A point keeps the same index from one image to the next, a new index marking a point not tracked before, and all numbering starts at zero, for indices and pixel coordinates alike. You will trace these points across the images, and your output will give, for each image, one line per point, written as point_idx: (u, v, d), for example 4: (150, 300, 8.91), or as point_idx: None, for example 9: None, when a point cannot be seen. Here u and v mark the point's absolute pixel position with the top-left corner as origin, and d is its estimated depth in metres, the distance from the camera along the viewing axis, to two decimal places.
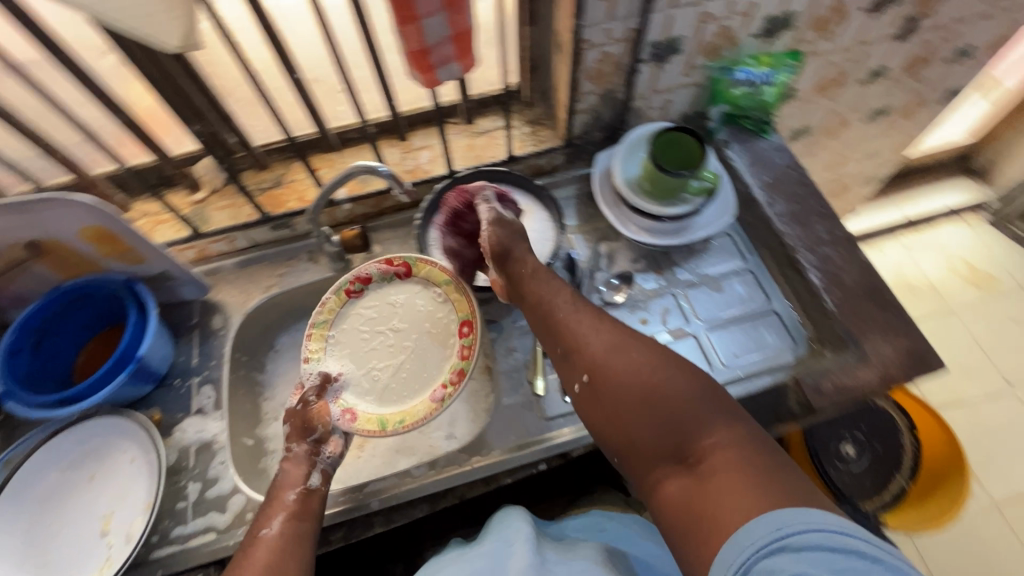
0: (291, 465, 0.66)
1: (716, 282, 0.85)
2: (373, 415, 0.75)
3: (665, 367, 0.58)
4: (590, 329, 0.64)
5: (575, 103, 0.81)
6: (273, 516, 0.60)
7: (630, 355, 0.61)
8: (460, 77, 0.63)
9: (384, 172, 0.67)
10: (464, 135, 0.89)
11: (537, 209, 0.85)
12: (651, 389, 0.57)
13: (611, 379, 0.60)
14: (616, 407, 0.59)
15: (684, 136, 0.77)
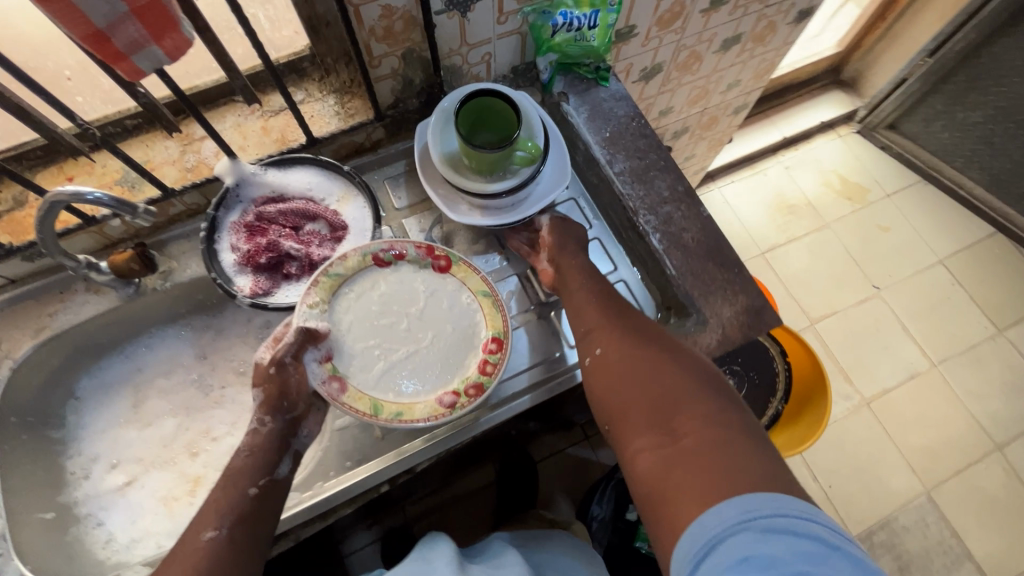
0: (255, 451, 0.62)
1: None
2: (366, 394, 0.65)
3: (683, 351, 0.63)
4: (607, 317, 0.68)
5: (373, 69, 0.69)
6: (221, 515, 0.57)
7: (637, 340, 0.65)
8: (177, 60, 0.49)
9: (94, 200, 0.50)
10: (256, 118, 0.75)
11: (352, 197, 0.73)
12: (653, 369, 0.61)
13: (616, 361, 0.64)
14: (616, 382, 0.63)
15: (498, 102, 0.69)
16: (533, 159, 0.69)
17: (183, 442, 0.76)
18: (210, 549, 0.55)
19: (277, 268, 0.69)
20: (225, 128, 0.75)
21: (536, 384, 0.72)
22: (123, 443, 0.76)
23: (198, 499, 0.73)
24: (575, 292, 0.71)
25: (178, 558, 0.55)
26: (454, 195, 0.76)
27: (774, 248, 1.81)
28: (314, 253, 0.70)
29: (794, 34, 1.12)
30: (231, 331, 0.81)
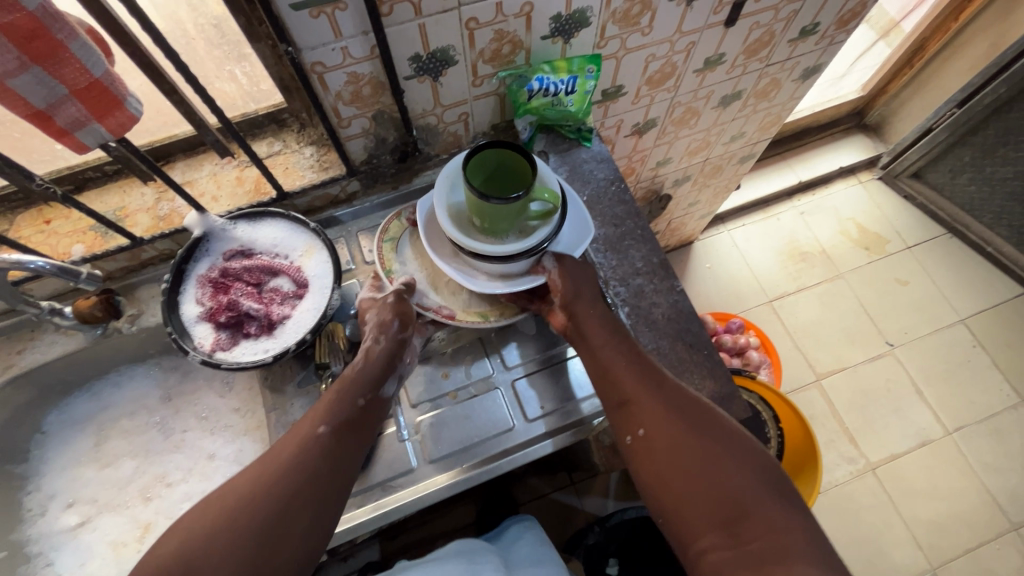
0: (366, 365, 0.65)
1: (530, 322, 0.77)
2: (471, 309, 0.72)
3: (728, 431, 0.59)
4: (642, 382, 0.62)
5: (342, 129, 0.69)
6: (331, 413, 0.61)
7: (680, 415, 0.60)
8: (126, 134, 0.50)
9: (32, 265, 0.57)
10: (232, 168, 0.76)
11: (317, 253, 0.72)
12: (707, 457, 0.56)
13: (662, 441, 0.59)
14: (664, 467, 0.58)
15: (510, 153, 0.62)
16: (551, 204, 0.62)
17: (139, 486, 0.77)
18: (319, 444, 0.59)
19: (239, 325, 0.68)
20: (201, 177, 0.75)
21: (556, 429, 0.71)
22: (83, 482, 0.77)
23: (146, 546, 0.73)
24: (606, 350, 0.65)
25: (288, 443, 0.59)
26: (473, 271, 0.70)
27: (783, 296, 1.75)
28: (274, 311, 0.69)
29: (802, 90, 1.08)
30: (197, 375, 0.82)
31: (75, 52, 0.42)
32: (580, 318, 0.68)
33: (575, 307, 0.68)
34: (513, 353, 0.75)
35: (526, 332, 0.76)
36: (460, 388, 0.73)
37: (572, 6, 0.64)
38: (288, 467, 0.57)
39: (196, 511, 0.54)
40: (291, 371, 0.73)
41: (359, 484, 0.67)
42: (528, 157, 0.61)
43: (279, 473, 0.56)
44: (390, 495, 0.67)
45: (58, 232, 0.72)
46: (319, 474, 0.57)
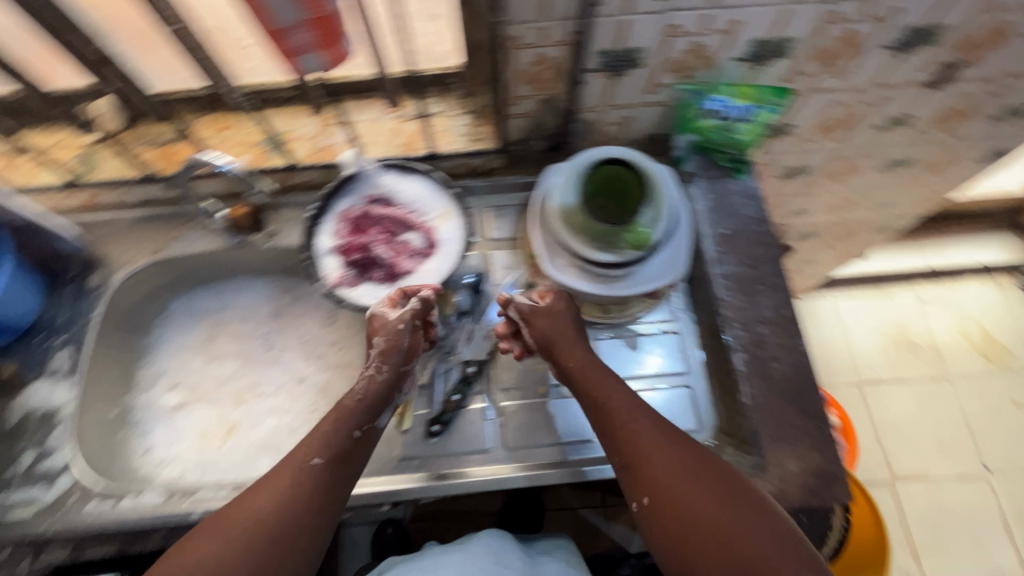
0: (371, 389, 0.62)
1: (632, 340, 0.75)
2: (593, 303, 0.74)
3: (739, 489, 0.53)
4: (649, 438, 0.57)
5: (509, 106, 0.69)
6: (321, 445, 0.56)
7: (689, 478, 0.54)
8: (336, 68, 0.53)
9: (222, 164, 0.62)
10: (391, 117, 0.78)
11: (451, 219, 0.73)
12: (720, 526, 0.50)
13: (673, 509, 0.53)
14: (675, 538, 0.52)
15: (629, 176, 0.65)
16: (648, 241, 0.65)
17: (234, 388, 0.82)
18: (307, 475, 0.54)
19: (366, 268, 0.71)
20: (361, 120, 0.78)
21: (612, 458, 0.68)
22: (188, 370, 0.83)
23: (228, 445, 0.78)
24: (615, 397, 0.61)
25: (277, 477, 0.54)
26: (549, 245, 0.70)
27: (874, 382, 1.62)
28: (400, 264, 0.71)
29: (979, 172, 0.98)
30: (307, 301, 0.86)
31: None
32: (586, 356, 0.66)
33: (562, 346, 0.66)
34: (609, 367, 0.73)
35: (626, 351, 0.75)
36: (550, 387, 0.72)
37: (780, 33, 0.61)
38: (269, 506, 0.52)
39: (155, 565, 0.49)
40: None
41: (434, 448, 0.68)
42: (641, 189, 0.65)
43: (271, 512, 0.52)
44: (457, 469, 0.67)
45: (229, 140, 0.77)
46: (316, 503, 0.54)
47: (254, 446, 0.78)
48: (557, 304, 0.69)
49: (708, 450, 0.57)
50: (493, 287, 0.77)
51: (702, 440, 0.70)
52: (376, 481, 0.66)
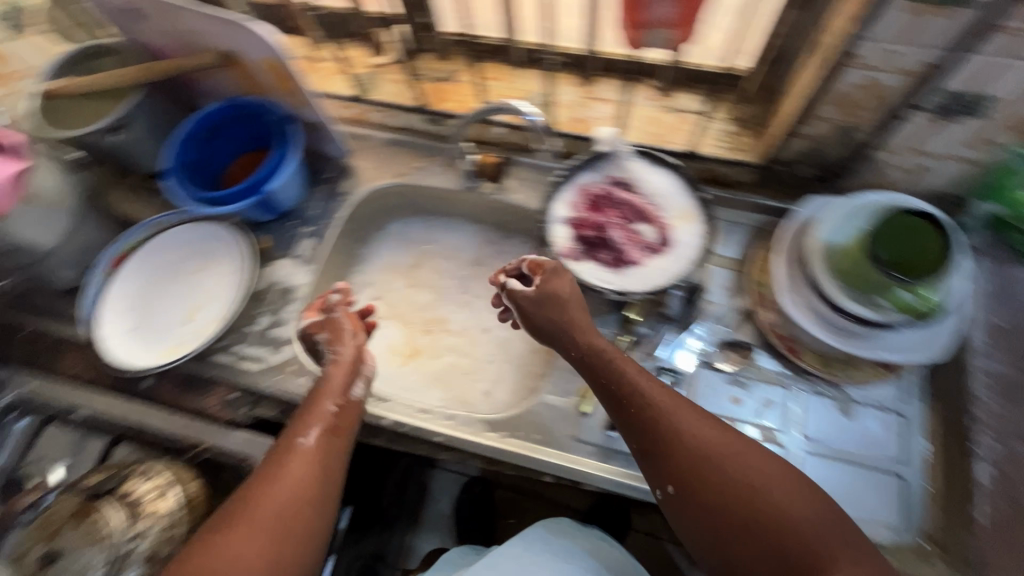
0: (335, 372, 0.63)
1: (847, 405, 0.67)
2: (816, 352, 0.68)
3: (762, 464, 0.51)
4: (671, 425, 0.54)
5: (799, 124, 0.65)
6: (310, 424, 0.58)
7: (721, 468, 0.51)
8: (671, 49, 0.52)
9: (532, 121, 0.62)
10: (655, 105, 0.77)
11: (693, 223, 0.70)
12: (763, 512, 0.48)
13: (706, 499, 0.51)
14: (714, 527, 0.50)
15: (931, 239, 0.57)
16: (923, 316, 0.57)
17: (425, 317, 0.87)
18: (302, 455, 0.55)
19: (594, 247, 0.71)
20: (622, 101, 0.78)
21: None
22: (391, 287, 0.90)
23: (409, 366, 0.84)
24: (627, 380, 0.58)
25: (274, 462, 0.55)
26: (792, 279, 0.67)
27: None
28: (631, 253, 0.69)
29: None
30: (508, 258, 0.89)
31: None
32: (548, 326, 0.64)
33: (565, 331, 0.63)
34: (814, 425, 0.66)
35: (837, 414, 0.67)
36: (742, 422, 0.67)
37: None
38: (281, 499, 0.52)
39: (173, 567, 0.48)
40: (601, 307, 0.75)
41: (610, 441, 0.67)
42: (943, 260, 0.56)
43: (270, 505, 0.51)
44: (635, 472, 0.65)
45: (494, 90, 0.81)
46: (308, 476, 0.54)
47: (430, 376, 0.83)
48: (560, 288, 0.64)
49: (724, 425, 0.55)
50: (708, 302, 0.73)
51: (904, 539, 0.62)
52: (547, 452, 0.68)
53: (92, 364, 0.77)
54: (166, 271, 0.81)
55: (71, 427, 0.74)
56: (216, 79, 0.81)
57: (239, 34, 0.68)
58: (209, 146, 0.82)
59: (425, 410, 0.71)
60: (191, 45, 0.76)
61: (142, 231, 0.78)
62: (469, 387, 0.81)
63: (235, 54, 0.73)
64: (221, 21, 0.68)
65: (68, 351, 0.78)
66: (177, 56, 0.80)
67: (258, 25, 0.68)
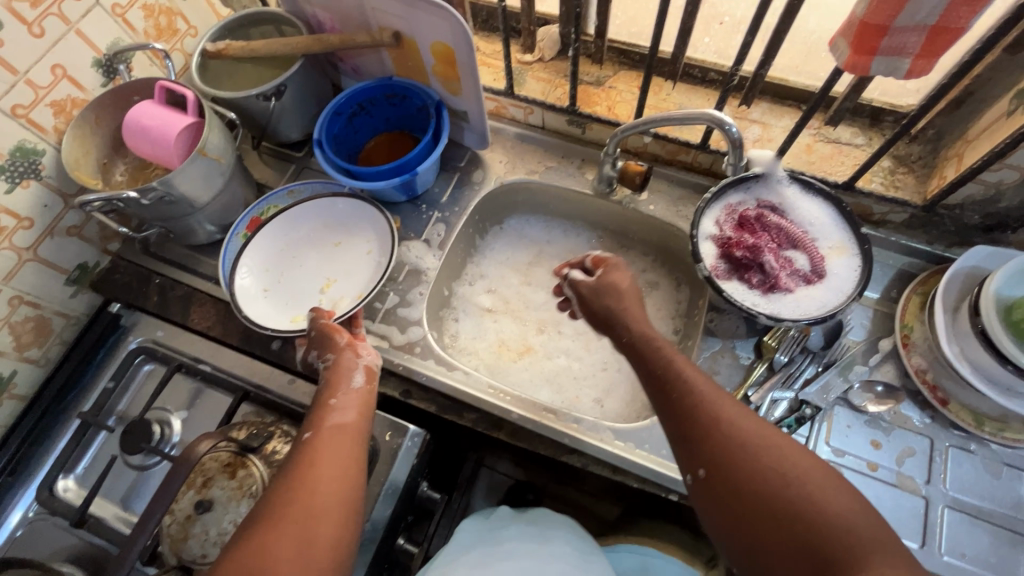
0: (332, 372, 0.63)
1: (995, 465, 0.65)
2: (966, 406, 0.66)
3: (804, 460, 0.47)
4: (709, 412, 0.51)
5: (983, 171, 0.63)
6: (329, 412, 0.58)
7: (759, 457, 0.48)
8: (895, 79, 0.51)
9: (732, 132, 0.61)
10: (810, 134, 0.76)
11: (846, 256, 0.68)
12: (797, 505, 0.45)
13: (740, 488, 0.47)
14: (744, 517, 0.47)
15: None
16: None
17: (538, 317, 0.87)
18: (330, 440, 0.56)
19: (742, 268, 0.69)
20: (777, 125, 0.77)
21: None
22: (505, 283, 0.90)
23: (521, 363, 0.84)
24: (674, 365, 0.55)
25: (295, 461, 0.54)
26: (952, 328, 0.66)
27: None
28: (782, 279, 0.68)
29: None
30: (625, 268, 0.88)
31: None
32: (608, 314, 0.63)
33: (621, 320, 0.62)
34: (958, 481, 0.64)
35: (983, 472, 0.65)
36: (881, 468, 0.66)
37: None
38: (325, 485, 0.52)
39: (233, 551, 0.48)
40: (735, 331, 0.74)
41: None
42: None
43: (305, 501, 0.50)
44: None
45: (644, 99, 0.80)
46: (336, 466, 0.53)
47: (541, 375, 0.83)
48: (624, 279, 0.64)
49: (761, 419, 0.51)
50: (848, 340, 0.72)
51: None
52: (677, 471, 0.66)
53: (222, 320, 0.78)
54: (305, 240, 0.83)
55: (195, 380, 0.76)
56: (373, 57, 0.82)
57: (420, 14, 0.69)
58: (353, 122, 0.84)
59: (551, 410, 0.70)
60: (359, 23, 0.77)
61: (280, 197, 0.83)
62: (581, 393, 0.81)
63: (406, 36, 0.74)
64: (403, 0, 0.69)
65: (199, 305, 0.80)
66: (337, 30, 0.81)
67: (428, 2, 0.67)
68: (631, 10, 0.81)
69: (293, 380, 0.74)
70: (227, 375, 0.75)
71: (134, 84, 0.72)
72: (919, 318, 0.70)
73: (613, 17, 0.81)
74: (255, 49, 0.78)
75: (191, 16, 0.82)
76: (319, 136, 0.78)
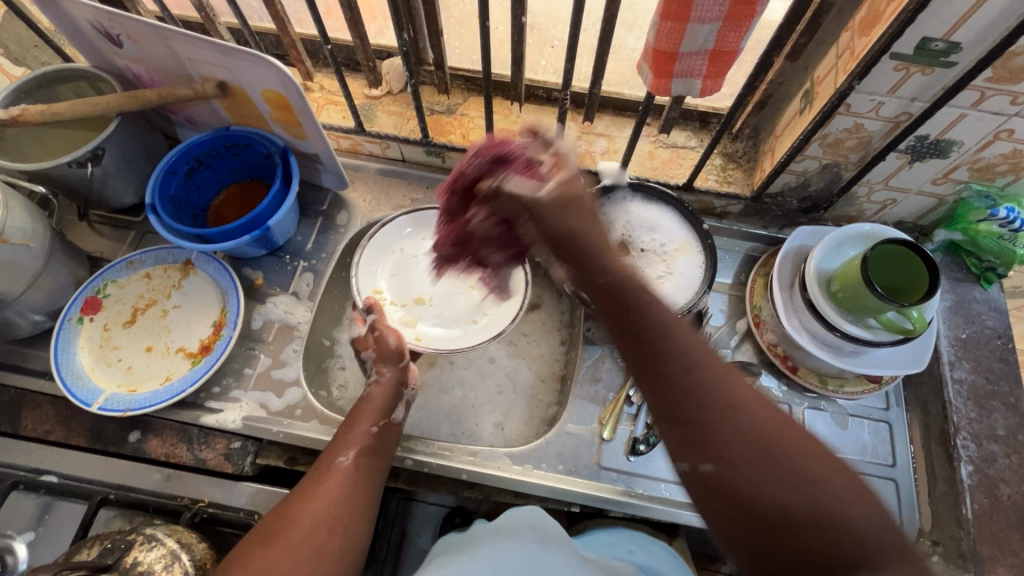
0: (376, 393, 0.65)
1: (843, 417, 0.73)
2: (812, 369, 0.74)
3: (814, 441, 0.40)
4: (706, 391, 0.42)
5: (789, 163, 0.70)
6: (349, 446, 0.60)
7: (763, 430, 0.40)
8: (694, 97, 0.56)
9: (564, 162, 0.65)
10: (650, 142, 0.81)
11: (688, 253, 0.73)
12: (805, 479, 0.38)
13: (741, 474, 0.39)
14: (740, 504, 0.39)
15: (914, 257, 0.62)
16: (908, 334, 0.62)
17: None
18: (339, 474, 0.58)
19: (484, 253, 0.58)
20: (620, 135, 0.81)
21: None
22: None
23: None
24: (662, 337, 0.45)
25: (312, 476, 0.58)
26: (789, 304, 0.73)
27: None
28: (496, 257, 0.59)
29: None
30: None
31: (753, 21, 0.48)
32: (561, 232, 0.48)
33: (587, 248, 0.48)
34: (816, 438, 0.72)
35: (834, 425, 0.72)
36: None
37: None
38: (314, 520, 0.54)
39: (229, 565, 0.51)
40: (611, 335, 0.77)
41: (633, 466, 0.69)
42: (931, 278, 0.61)
43: (299, 520, 0.54)
44: (654, 493, 0.68)
45: (494, 123, 0.82)
46: (339, 494, 0.57)
47: None
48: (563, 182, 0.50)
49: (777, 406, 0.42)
50: (710, 327, 0.77)
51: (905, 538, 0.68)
52: (574, 483, 0.68)
53: (63, 422, 0.69)
54: (156, 313, 0.75)
55: (39, 494, 0.66)
56: (203, 107, 0.76)
57: (241, 63, 0.65)
58: (192, 178, 0.77)
59: (447, 448, 0.70)
60: (178, 75, 0.72)
61: (119, 270, 0.75)
62: (480, 419, 0.79)
63: (232, 85, 0.70)
64: (220, 51, 0.65)
65: (33, 408, 0.70)
66: (157, 83, 0.75)
67: (247, 52, 0.64)
68: (467, 37, 0.82)
69: (164, 473, 0.67)
70: (77, 481, 0.66)
71: None
72: (765, 297, 0.77)
73: (451, 47, 0.82)
74: (58, 111, 0.68)
75: None
76: (151, 201, 0.71)
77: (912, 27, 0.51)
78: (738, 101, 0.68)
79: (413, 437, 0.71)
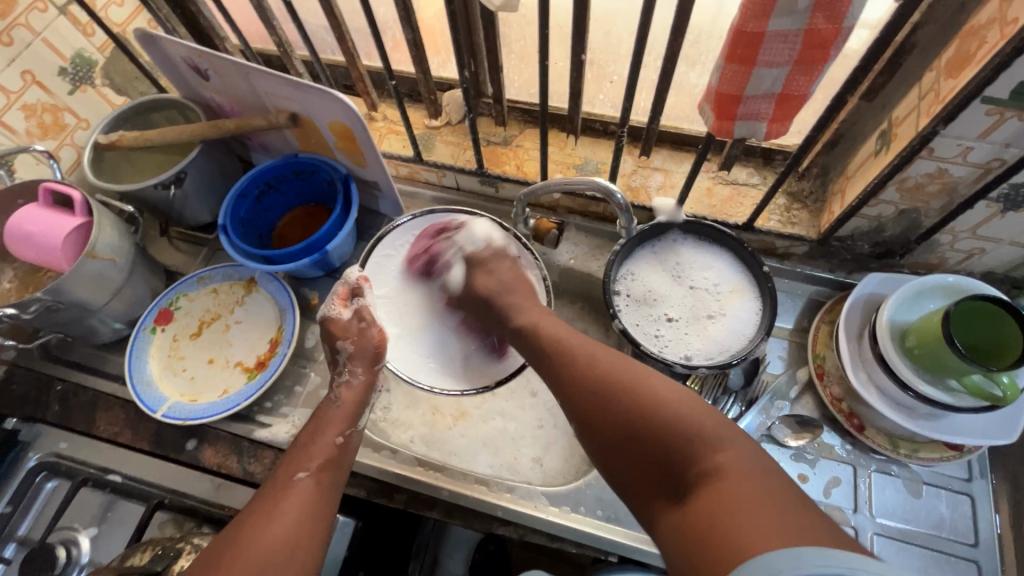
0: (347, 395, 0.64)
1: (917, 485, 0.66)
2: (882, 430, 0.68)
3: (650, 373, 0.51)
4: (572, 365, 0.56)
5: (862, 207, 0.66)
6: (309, 460, 0.58)
7: (609, 376, 0.53)
8: (758, 140, 0.54)
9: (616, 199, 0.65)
10: (709, 178, 0.79)
11: (743, 297, 0.70)
12: (643, 401, 0.49)
13: (605, 408, 0.51)
14: (613, 440, 0.50)
15: (1001, 317, 0.57)
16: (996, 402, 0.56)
17: None
18: (300, 491, 0.55)
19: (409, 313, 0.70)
20: (677, 170, 0.79)
21: None
22: None
23: None
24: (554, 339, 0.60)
25: (268, 494, 0.54)
26: (857, 356, 0.68)
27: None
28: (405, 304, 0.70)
29: None
30: None
31: (826, 65, 0.46)
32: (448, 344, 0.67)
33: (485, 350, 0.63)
34: (884, 506, 0.66)
35: (906, 493, 0.66)
36: (811, 502, 0.66)
37: None
38: (277, 534, 0.50)
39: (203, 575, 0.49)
40: None
41: None
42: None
43: (263, 531, 0.50)
44: None
45: (549, 156, 0.82)
46: (299, 509, 0.53)
47: None
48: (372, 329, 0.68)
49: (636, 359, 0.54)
50: (767, 374, 0.73)
51: None
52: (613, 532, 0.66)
53: (131, 425, 0.73)
54: (220, 327, 0.79)
55: (104, 492, 0.71)
56: (275, 135, 0.81)
57: (312, 97, 0.69)
58: (260, 201, 0.82)
59: (484, 482, 0.70)
60: (256, 106, 0.77)
61: (190, 285, 0.80)
62: (518, 453, 0.76)
63: (303, 116, 0.74)
64: (294, 86, 0.69)
65: (106, 410, 0.74)
66: (236, 113, 0.80)
67: (317, 87, 0.67)
68: (526, 71, 0.83)
69: (216, 482, 0.71)
70: (140, 483, 0.71)
71: (17, 189, 0.70)
72: (829, 346, 0.72)
73: (510, 80, 0.84)
74: (148, 138, 0.75)
75: (79, 110, 0.80)
76: (223, 222, 0.76)
77: (1006, 72, 0.47)
78: (805, 143, 0.65)
79: (450, 468, 0.71)
